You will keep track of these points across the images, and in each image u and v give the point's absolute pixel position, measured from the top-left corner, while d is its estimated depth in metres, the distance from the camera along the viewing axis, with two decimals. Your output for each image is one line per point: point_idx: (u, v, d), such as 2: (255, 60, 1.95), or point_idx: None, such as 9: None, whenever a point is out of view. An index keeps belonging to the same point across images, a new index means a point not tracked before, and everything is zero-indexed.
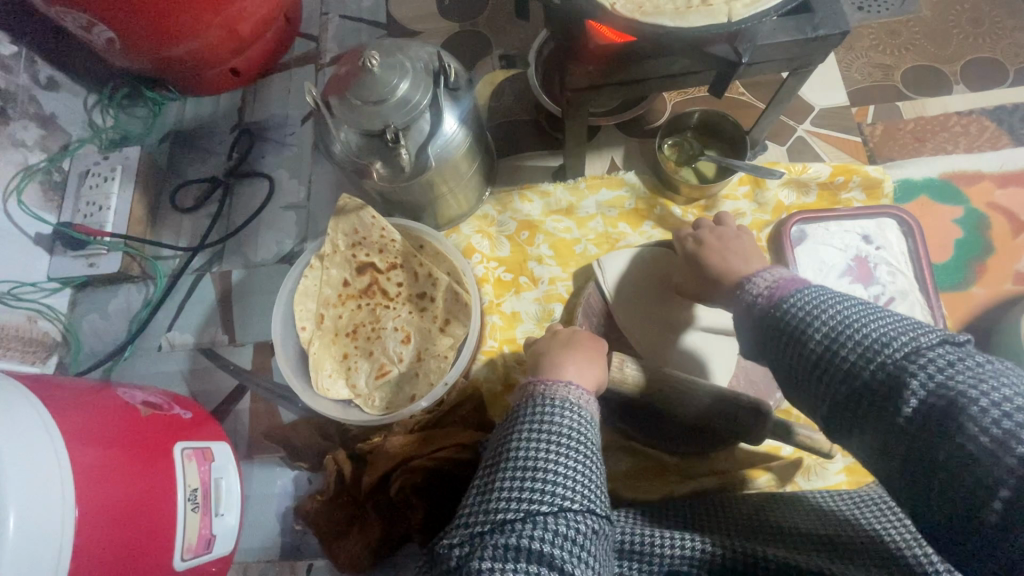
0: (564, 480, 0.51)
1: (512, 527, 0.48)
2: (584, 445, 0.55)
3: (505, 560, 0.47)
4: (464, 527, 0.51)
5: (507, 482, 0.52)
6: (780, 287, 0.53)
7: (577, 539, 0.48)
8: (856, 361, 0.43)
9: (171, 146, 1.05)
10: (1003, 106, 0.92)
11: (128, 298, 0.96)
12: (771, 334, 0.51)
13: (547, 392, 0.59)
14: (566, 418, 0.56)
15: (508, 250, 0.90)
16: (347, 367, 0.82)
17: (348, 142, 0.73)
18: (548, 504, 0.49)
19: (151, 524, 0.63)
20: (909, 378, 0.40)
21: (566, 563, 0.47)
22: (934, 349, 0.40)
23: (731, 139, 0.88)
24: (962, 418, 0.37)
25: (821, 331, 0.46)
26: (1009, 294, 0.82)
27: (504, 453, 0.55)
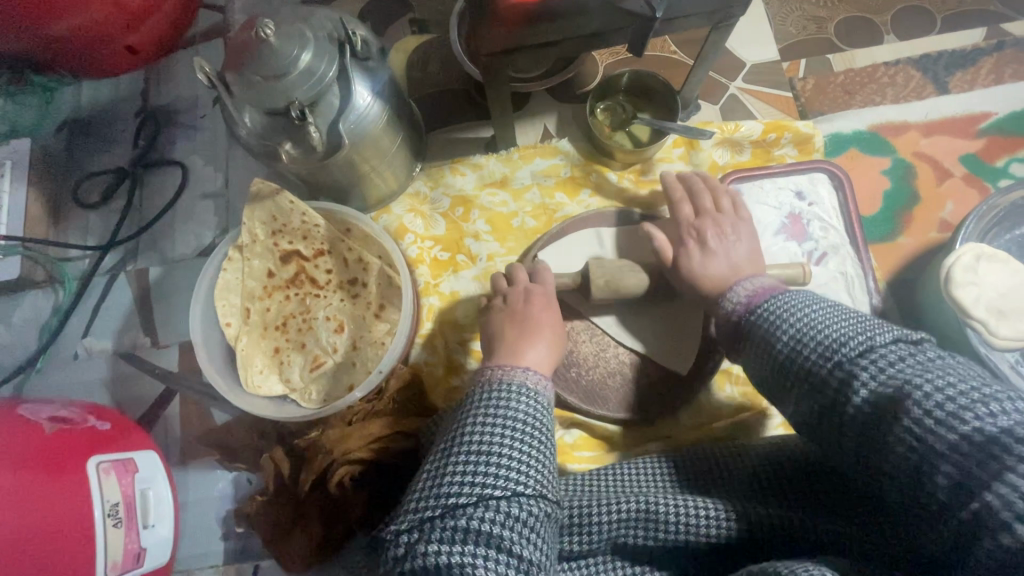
0: (517, 465, 0.50)
1: (464, 511, 0.48)
2: (538, 429, 0.54)
3: (452, 542, 0.47)
4: (413, 512, 0.49)
5: (460, 467, 0.51)
6: (756, 295, 0.59)
7: (529, 521, 0.48)
8: (816, 359, 0.49)
9: (69, 136, 0.95)
10: (929, 54, 0.92)
11: (34, 306, 0.87)
12: (748, 336, 0.57)
13: (505, 376, 0.58)
14: (521, 403, 0.55)
15: (443, 228, 0.87)
16: (279, 362, 0.78)
17: (253, 123, 0.68)
18: (501, 489, 0.48)
19: (64, 547, 0.59)
20: (859, 371, 0.45)
21: (515, 545, 0.47)
22: (886, 346, 0.46)
23: (663, 100, 0.86)
24: (907, 403, 0.41)
25: (785, 341, 0.52)
26: (935, 242, 0.83)
27: (459, 435, 0.53)
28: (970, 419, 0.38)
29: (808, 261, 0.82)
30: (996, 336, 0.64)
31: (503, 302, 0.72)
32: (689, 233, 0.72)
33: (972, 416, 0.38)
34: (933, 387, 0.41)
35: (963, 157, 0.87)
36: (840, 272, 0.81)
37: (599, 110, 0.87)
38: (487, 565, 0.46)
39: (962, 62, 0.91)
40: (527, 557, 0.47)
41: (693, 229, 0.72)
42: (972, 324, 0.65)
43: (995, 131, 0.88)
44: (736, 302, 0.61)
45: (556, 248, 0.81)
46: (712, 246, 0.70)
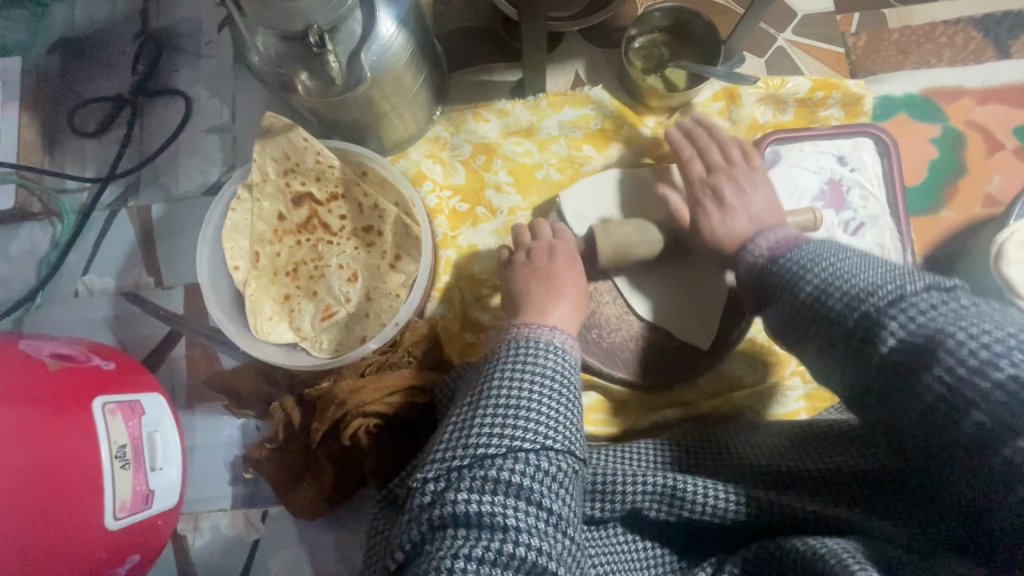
0: (546, 419, 0.48)
1: (493, 461, 0.46)
2: (566, 387, 0.52)
3: (483, 492, 0.45)
4: (439, 461, 0.47)
5: (488, 416, 0.48)
6: (781, 244, 0.55)
7: (557, 476, 0.46)
8: (853, 291, 0.45)
9: (63, 58, 0.88)
10: (992, 13, 0.85)
11: (32, 239, 0.83)
12: (768, 279, 0.53)
13: (530, 334, 0.55)
14: (549, 359, 0.53)
15: (463, 177, 0.82)
16: (289, 309, 0.75)
17: (266, 49, 0.62)
18: (530, 441, 0.46)
19: (68, 488, 0.57)
20: (887, 320, 0.42)
21: (544, 498, 0.45)
22: (918, 294, 0.42)
23: (704, 46, 0.80)
24: (938, 352, 0.38)
25: (815, 280, 0.48)
26: (979, 217, 0.80)
27: (486, 387, 0.51)
28: (1006, 366, 0.36)
29: (845, 231, 0.79)
30: None
31: (526, 257, 0.68)
32: (703, 190, 0.69)
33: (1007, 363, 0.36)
34: (970, 334, 0.38)
35: (1018, 128, 0.82)
36: (877, 244, 0.78)
37: (635, 53, 0.81)
38: (517, 515, 0.44)
39: None
40: (556, 511, 0.45)
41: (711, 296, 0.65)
42: (1017, 304, 0.63)
43: None
44: (765, 248, 0.57)
45: (577, 192, 0.77)
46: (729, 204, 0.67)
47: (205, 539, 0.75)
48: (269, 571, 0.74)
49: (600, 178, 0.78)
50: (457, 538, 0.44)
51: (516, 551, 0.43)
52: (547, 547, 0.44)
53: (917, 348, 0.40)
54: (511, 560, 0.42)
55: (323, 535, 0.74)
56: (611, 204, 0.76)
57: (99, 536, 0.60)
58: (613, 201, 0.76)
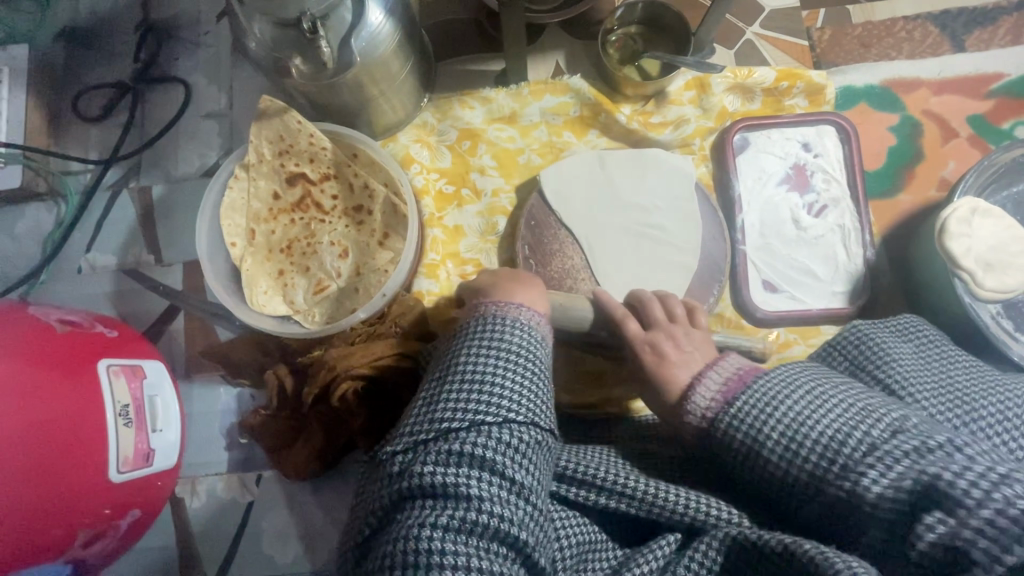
0: (507, 396, 0.53)
1: (457, 435, 0.50)
2: (529, 364, 0.56)
3: (449, 463, 0.49)
4: (408, 435, 0.52)
5: (454, 393, 0.53)
6: (729, 389, 0.55)
7: (518, 448, 0.51)
8: (817, 464, 0.48)
9: (67, 46, 0.92)
10: (948, 10, 0.90)
11: (37, 218, 0.87)
12: (718, 445, 0.54)
13: (499, 312, 0.60)
14: (513, 338, 0.58)
15: (449, 161, 0.87)
16: (283, 284, 0.79)
17: (261, 35, 0.66)
18: (492, 415, 0.51)
19: (71, 442, 0.61)
20: (864, 473, 0.45)
21: (506, 468, 0.49)
22: (891, 442, 0.46)
23: (676, 36, 0.85)
24: (940, 494, 0.41)
25: (777, 437, 0.50)
26: (934, 200, 0.85)
27: (451, 366, 0.56)
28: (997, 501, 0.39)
29: (808, 213, 0.84)
30: (981, 288, 0.68)
31: (490, 257, 0.73)
32: (644, 342, 0.66)
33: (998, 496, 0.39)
34: (954, 468, 0.41)
35: (972, 118, 0.87)
36: (837, 225, 0.83)
37: (610, 42, 0.86)
38: (480, 484, 0.48)
39: (981, 20, 0.90)
40: (519, 481, 0.49)
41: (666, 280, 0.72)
42: (959, 276, 0.68)
43: (1005, 92, 0.88)
44: (707, 401, 0.56)
45: (557, 172, 0.82)
46: (669, 353, 0.65)
47: (201, 502, 0.79)
48: (261, 531, 0.78)
49: (579, 160, 0.83)
50: (423, 507, 0.48)
51: (479, 518, 0.46)
52: (507, 514, 0.47)
53: (898, 501, 0.43)
54: (473, 526, 0.46)
55: (314, 497, 0.79)
56: (586, 182, 0.82)
57: (102, 489, 0.64)
58: (588, 181, 0.82)
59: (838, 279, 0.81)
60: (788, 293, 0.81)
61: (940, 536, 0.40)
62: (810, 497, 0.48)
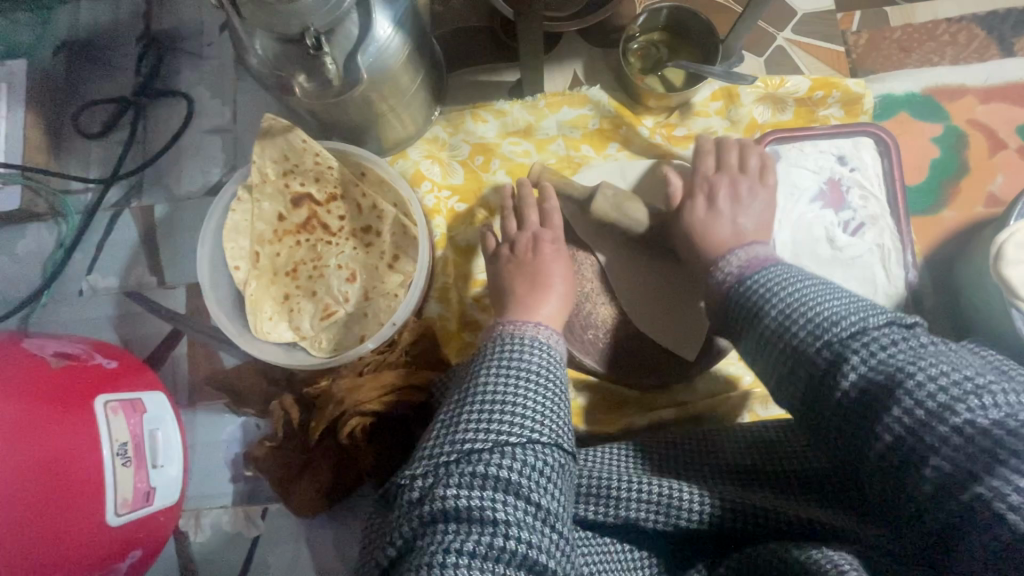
0: (531, 413, 0.48)
1: (481, 456, 0.46)
2: (552, 380, 0.52)
3: (472, 487, 0.45)
4: (427, 457, 0.47)
5: (476, 412, 0.49)
6: (751, 264, 0.54)
7: (544, 470, 0.46)
8: (805, 337, 0.42)
9: (68, 60, 0.89)
10: (995, 11, 0.84)
11: (37, 239, 0.85)
12: (733, 305, 0.51)
13: (515, 331, 0.56)
14: (534, 355, 0.53)
15: (462, 177, 0.83)
16: (289, 309, 0.76)
17: (264, 51, 0.63)
18: (517, 435, 0.46)
19: (69, 486, 0.58)
20: (851, 354, 0.39)
21: (533, 492, 0.45)
22: (880, 329, 0.40)
23: (703, 43, 0.80)
24: (898, 392, 0.36)
25: (777, 311, 0.46)
26: (980, 217, 0.79)
27: (473, 385, 0.51)
28: (965, 412, 0.34)
29: (844, 231, 0.78)
30: None
31: (511, 250, 0.70)
32: (702, 189, 0.69)
33: (967, 407, 0.34)
34: (920, 374, 0.36)
35: (1022, 127, 0.81)
36: (876, 244, 0.77)
37: (631, 51, 0.81)
38: (507, 508, 0.44)
39: None
40: (545, 506, 0.45)
41: (708, 186, 0.69)
42: (1017, 306, 0.62)
43: None
44: (728, 272, 0.55)
45: (575, 185, 0.77)
46: (720, 206, 0.67)
47: (206, 535, 0.76)
48: (268, 567, 0.74)
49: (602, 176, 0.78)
50: (448, 533, 0.43)
51: (507, 545, 0.42)
52: (535, 541, 0.43)
53: (869, 390, 0.37)
54: (501, 554, 0.42)
55: (323, 532, 0.75)
56: None
57: (101, 533, 0.61)
58: None
59: (877, 303, 0.76)
60: None
61: (896, 440, 0.36)
62: (791, 373, 0.43)
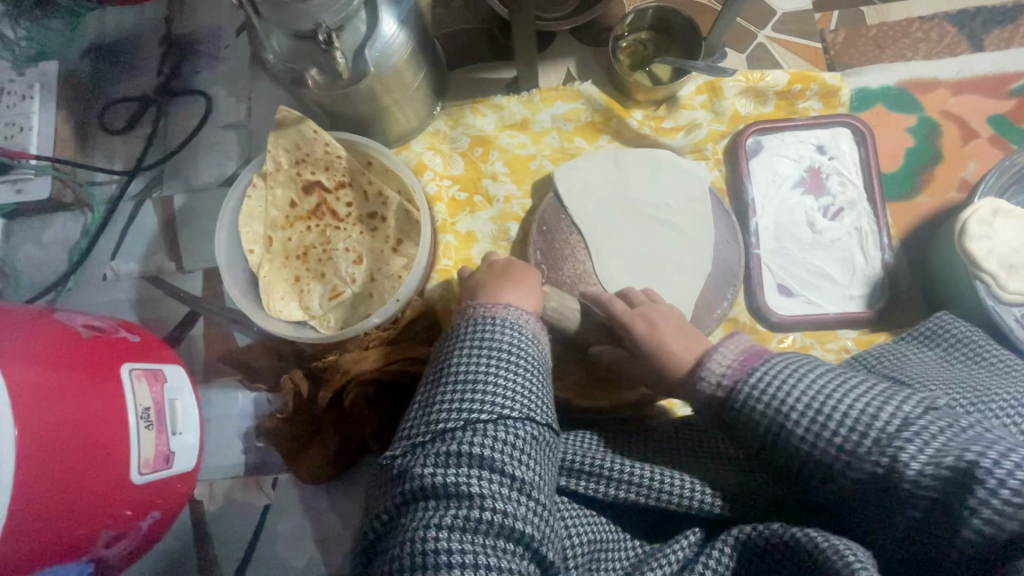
0: (501, 392, 0.53)
1: (454, 435, 0.50)
2: (522, 359, 0.56)
3: (447, 465, 0.49)
4: (406, 439, 0.52)
5: (449, 395, 0.53)
6: (746, 361, 0.51)
7: (515, 444, 0.50)
8: (849, 437, 0.44)
9: (95, 62, 0.96)
10: (966, 9, 0.89)
11: (64, 227, 0.90)
12: (734, 424, 0.50)
13: (486, 312, 0.59)
14: (504, 335, 0.57)
15: (462, 168, 0.88)
16: (299, 289, 0.81)
17: (279, 48, 0.68)
18: (487, 413, 0.51)
19: (99, 445, 0.63)
20: (903, 453, 0.41)
21: (505, 465, 0.49)
22: (921, 419, 0.42)
23: (687, 40, 0.85)
24: (972, 479, 0.38)
25: (808, 424, 0.46)
26: (953, 202, 0.83)
27: (445, 369, 0.55)
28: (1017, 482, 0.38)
29: (823, 216, 0.83)
30: (1003, 289, 0.66)
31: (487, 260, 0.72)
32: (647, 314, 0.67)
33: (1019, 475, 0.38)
34: (987, 454, 0.39)
35: (992, 118, 0.86)
36: (854, 228, 0.81)
37: (621, 48, 0.87)
38: (481, 482, 0.48)
39: (1001, 19, 0.88)
40: (518, 476, 0.49)
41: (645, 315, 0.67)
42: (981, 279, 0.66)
43: None
44: (720, 373, 0.51)
45: (570, 169, 0.82)
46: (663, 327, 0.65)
47: (219, 504, 0.80)
48: (277, 534, 0.79)
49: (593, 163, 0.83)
50: (428, 508, 0.48)
51: (482, 515, 0.46)
52: (509, 509, 0.47)
53: (939, 479, 0.40)
54: (477, 524, 0.46)
55: (329, 501, 0.79)
56: (598, 180, 0.82)
57: (127, 490, 0.66)
58: (604, 182, 0.82)
59: (856, 283, 0.80)
60: (805, 298, 0.80)
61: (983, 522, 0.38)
62: (840, 473, 0.44)
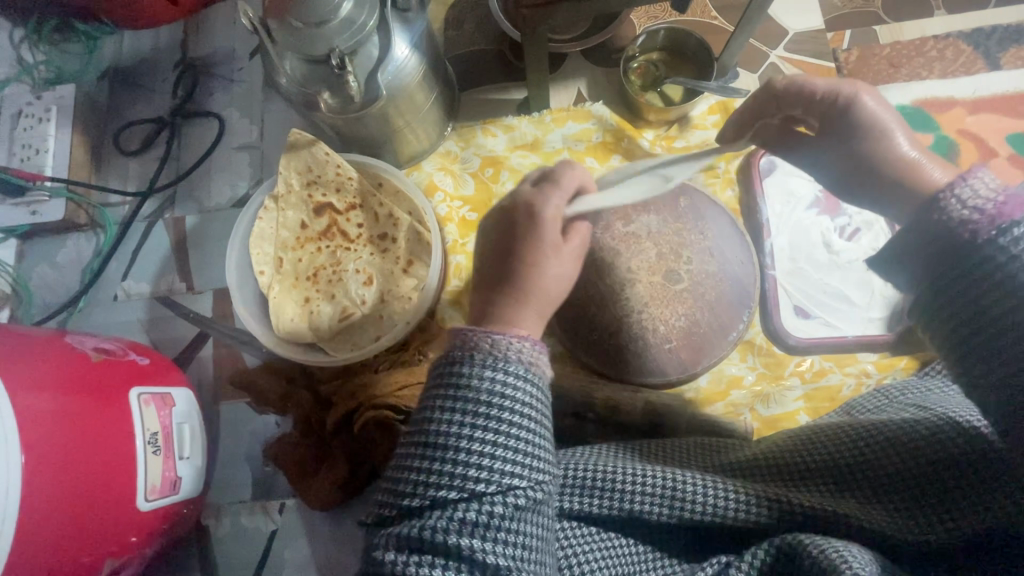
0: (500, 450, 0.42)
1: (448, 505, 0.41)
2: (520, 404, 0.43)
3: (440, 541, 0.40)
4: (397, 501, 0.43)
5: (438, 454, 0.42)
6: (1009, 205, 0.41)
7: (518, 511, 0.41)
8: None
9: (111, 85, 0.97)
10: (981, 28, 0.88)
11: (77, 248, 0.91)
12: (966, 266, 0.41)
13: (477, 345, 0.45)
14: (498, 374, 0.44)
15: (473, 188, 0.87)
16: (309, 311, 0.79)
17: (293, 71, 0.69)
18: (484, 480, 0.41)
19: (108, 470, 0.62)
20: None
21: (508, 538, 0.40)
22: None
23: (699, 60, 0.85)
24: None
25: None
26: None
27: (435, 415, 0.44)
28: None
29: (840, 236, 0.81)
30: None
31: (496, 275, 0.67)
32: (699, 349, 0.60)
33: None
34: None
35: (1011, 136, 0.84)
36: (872, 248, 0.80)
37: (632, 69, 0.87)
38: (478, 560, 0.39)
39: (1016, 37, 0.87)
40: (521, 546, 0.41)
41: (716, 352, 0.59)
42: None
43: None
44: (971, 209, 0.42)
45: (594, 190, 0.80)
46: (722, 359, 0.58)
47: (225, 530, 0.79)
48: (283, 562, 0.77)
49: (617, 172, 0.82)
50: None
51: None
52: None
53: None
54: None
55: (337, 527, 0.78)
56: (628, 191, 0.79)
57: (133, 517, 0.65)
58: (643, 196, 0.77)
59: (876, 306, 0.79)
60: (823, 320, 0.79)
61: None
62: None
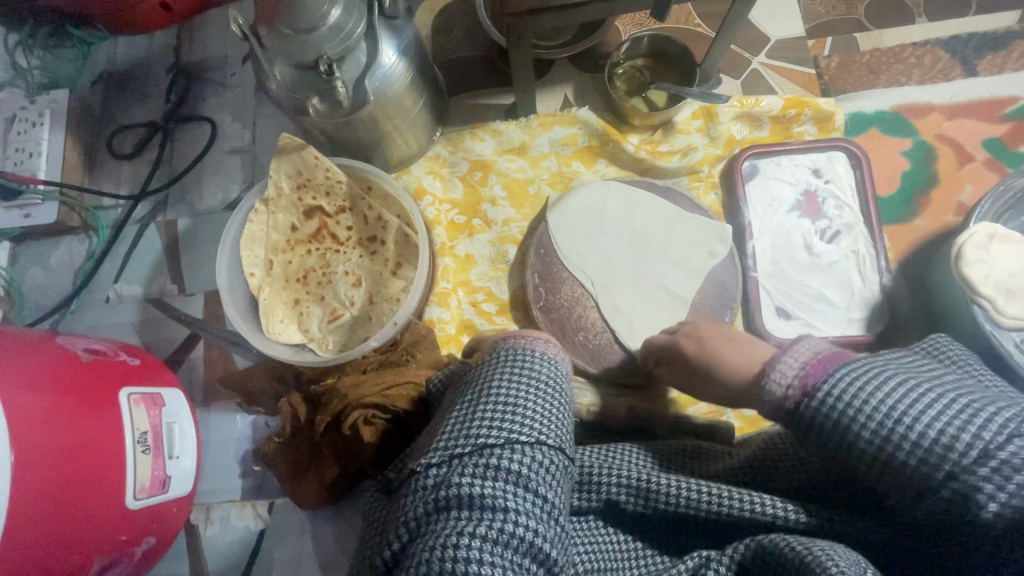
0: (543, 417, 0.46)
1: (494, 450, 0.43)
2: (559, 392, 0.50)
3: (485, 478, 0.42)
4: (444, 446, 0.45)
5: (488, 411, 0.46)
6: (810, 372, 0.42)
7: (552, 469, 0.44)
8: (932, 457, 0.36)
9: (105, 90, 0.98)
10: (958, 36, 0.91)
11: (70, 251, 0.92)
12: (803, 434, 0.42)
13: (525, 344, 0.54)
14: (545, 367, 0.51)
15: (462, 192, 0.89)
16: (299, 312, 0.81)
17: (282, 77, 0.70)
18: (528, 434, 0.44)
19: (98, 468, 0.63)
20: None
21: (540, 487, 0.43)
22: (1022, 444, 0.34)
23: (683, 67, 0.87)
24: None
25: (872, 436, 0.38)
26: (952, 224, 0.83)
27: (486, 387, 0.49)
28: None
29: (820, 239, 0.83)
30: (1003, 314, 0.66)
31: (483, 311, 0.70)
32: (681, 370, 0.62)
33: None
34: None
35: (987, 141, 0.86)
36: (852, 251, 0.81)
37: (617, 75, 0.89)
38: (517, 498, 0.41)
39: (993, 44, 0.90)
40: (549, 498, 0.43)
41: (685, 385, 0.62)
42: (978, 301, 0.67)
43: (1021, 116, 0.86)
44: (786, 385, 0.43)
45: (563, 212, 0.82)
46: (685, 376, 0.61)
47: (215, 529, 0.79)
48: (273, 561, 0.78)
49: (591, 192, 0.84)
50: (459, 519, 0.40)
51: (516, 531, 0.40)
52: (541, 531, 0.41)
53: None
54: (511, 540, 0.40)
55: (326, 526, 0.79)
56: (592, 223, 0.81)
57: (122, 515, 0.66)
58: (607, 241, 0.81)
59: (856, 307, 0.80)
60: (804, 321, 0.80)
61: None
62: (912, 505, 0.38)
